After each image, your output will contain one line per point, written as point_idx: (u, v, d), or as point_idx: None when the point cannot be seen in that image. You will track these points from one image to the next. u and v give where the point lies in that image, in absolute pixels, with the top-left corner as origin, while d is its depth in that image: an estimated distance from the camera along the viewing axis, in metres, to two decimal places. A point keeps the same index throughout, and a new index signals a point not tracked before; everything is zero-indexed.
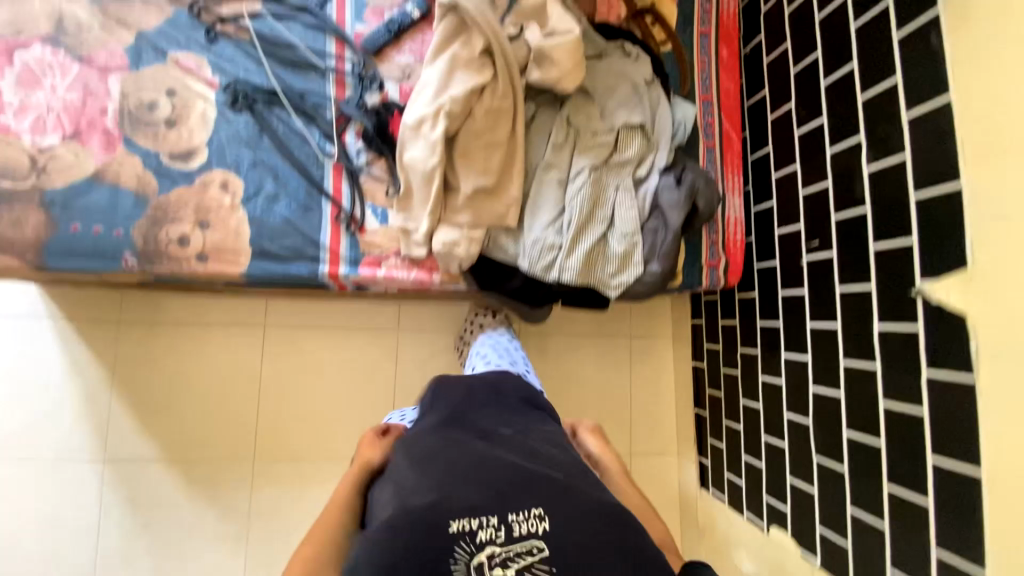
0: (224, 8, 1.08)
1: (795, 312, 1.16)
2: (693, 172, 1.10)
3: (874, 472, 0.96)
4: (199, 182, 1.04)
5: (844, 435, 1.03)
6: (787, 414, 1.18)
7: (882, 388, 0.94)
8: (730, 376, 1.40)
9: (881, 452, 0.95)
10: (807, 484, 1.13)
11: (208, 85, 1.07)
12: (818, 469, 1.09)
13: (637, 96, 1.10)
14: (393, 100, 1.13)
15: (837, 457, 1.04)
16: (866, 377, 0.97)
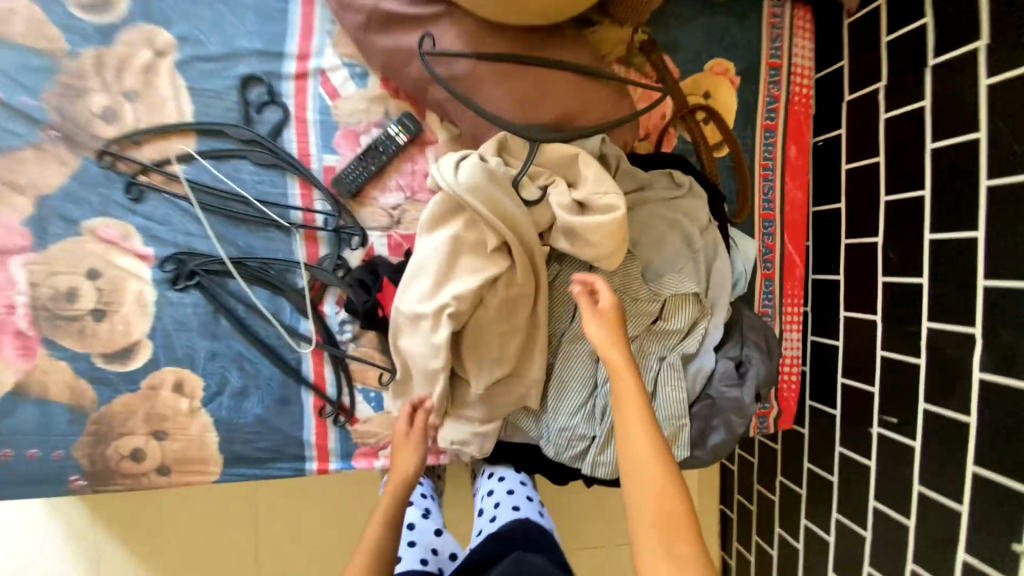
0: (146, 152, 0.83)
1: (855, 479, 1.01)
2: (751, 347, 0.90)
3: None
4: (145, 386, 0.86)
5: None
6: None
7: None
8: (765, 499, 1.26)
9: None
10: None
11: (141, 259, 0.84)
12: None
13: (689, 253, 0.89)
14: (379, 256, 0.90)
15: None
16: None
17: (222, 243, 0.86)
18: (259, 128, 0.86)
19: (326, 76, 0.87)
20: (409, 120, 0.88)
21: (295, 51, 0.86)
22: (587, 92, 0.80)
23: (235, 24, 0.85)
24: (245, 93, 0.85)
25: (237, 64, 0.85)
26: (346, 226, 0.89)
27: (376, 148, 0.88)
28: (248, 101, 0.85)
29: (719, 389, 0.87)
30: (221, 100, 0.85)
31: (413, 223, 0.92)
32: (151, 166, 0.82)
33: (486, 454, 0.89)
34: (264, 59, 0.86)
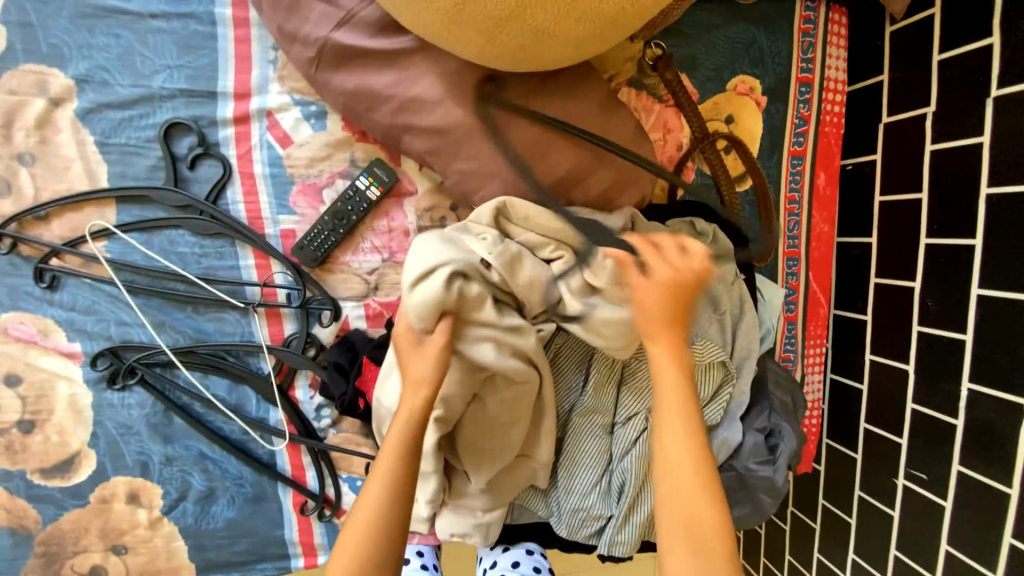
0: (56, 228, 0.68)
1: (873, 528, 0.93)
2: (780, 411, 0.81)
3: None
4: (95, 501, 0.73)
5: None
6: None
7: None
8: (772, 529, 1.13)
9: None
10: None
11: (66, 356, 0.70)
12: None
13: (713, 312, 0.78)
14: (355, 330, 0.77)
15: None
16: None
17: (163, 331, 0.71)
18: (195, 190, 0.70)
19: (274, 119, 0.71)
20: (380, 169, 0.73)
21: (230, 89, 0.69)
22: (596, 142, 0.66)
23: (150, 58, 0.67)
24: (170, 147, 0.68)
25: (158, 110, 0.68)
26: (313, 297, 0.75)
27: (344, 206, 0.73)
28: (175, 157, 0.69)
29: (748, 465, 0.78)
30: (141, 158, 0.68)
31: (394, 288, 0.78)
32: (61, 247, 0.67)
33: (490, 542, 0.80)
34: (192, 100, 0.68)
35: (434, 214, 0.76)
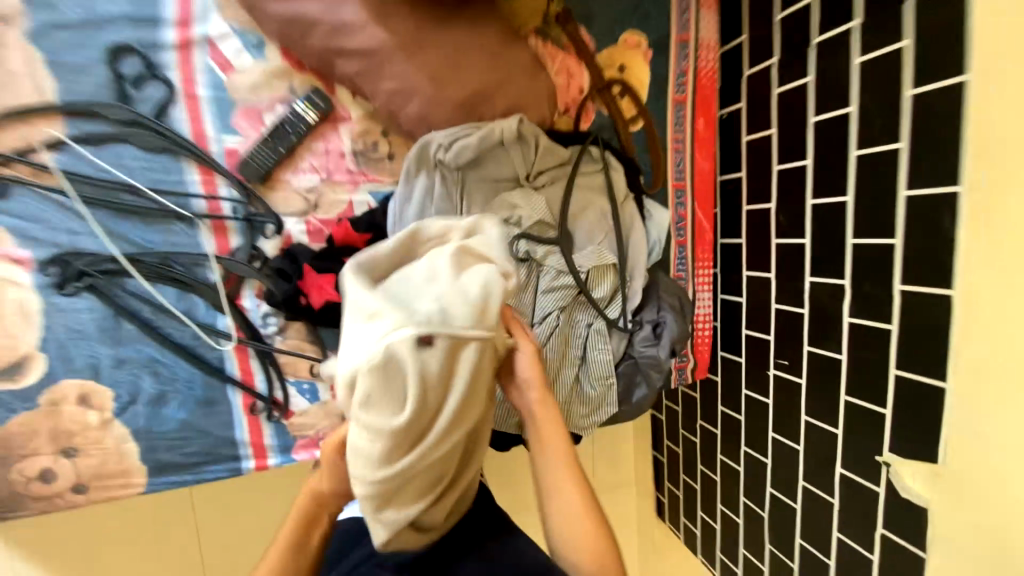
0: (4, 137, 0.72)
1: (756, 415, 1.11)
2: (671, 308, 0.98)
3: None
4: (44, 403, 0.77)
5: (797, 540, 1.05)
6: (743, 497, 1.17)
7: (837, 520, 0.97)
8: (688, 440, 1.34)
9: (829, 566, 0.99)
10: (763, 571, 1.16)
11: (14, 262, 0.74)
12: (771, 558, 1.12)
13: (608, 223, 0.94)
14: (296, 243, 0.85)
15: (788, 553, 1.08)
16: (823, 504, 0.99)
17: (111, 240, 0.77)
18: (141, 107, 0.76)
19: (216, 46, 0.79)
20: (318, 96, 0.83)
21: (174, 17, 0.77)
22: (497, 67, 0.80)
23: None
24: (116, 67, 0.75)
25: (104, 33, 0.74)
26: (259, 213, 0.83)
27: (284, 128, 0.82)
28: (121, 76, 0.75)
29: (639, 349, 0.96)
30: (87, 76, 0.74)
31: (333, 206, 0.87)
32: (11, 156, 0.72)
33: None
34: (136, 25, 0.75)
35: (367, 139, 0.87)
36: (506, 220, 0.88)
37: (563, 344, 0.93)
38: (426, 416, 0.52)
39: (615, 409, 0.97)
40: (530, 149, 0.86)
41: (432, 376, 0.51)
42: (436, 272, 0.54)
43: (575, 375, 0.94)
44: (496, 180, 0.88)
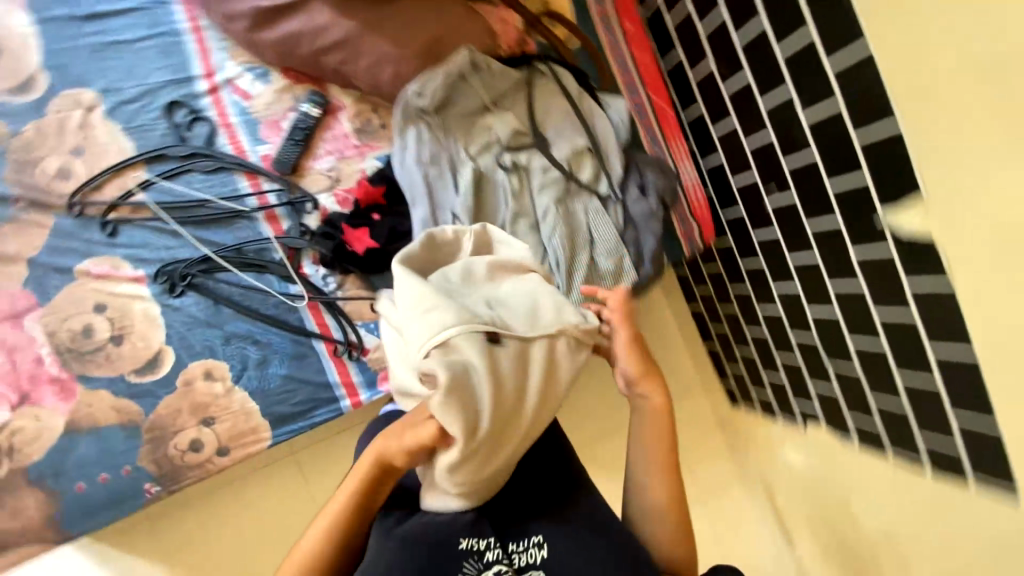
0: (108, 191, 0.98)
1: (774, 254, 1.11)
2: (653, 173, 1.12)
3: (889, 379, 0.93)
4: (181, 384, 0.98)
5: (853, 351, 0.99)
6: (795, 337, 1.15)
7: (877, 312, 0.89)
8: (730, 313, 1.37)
9: (892, 364, 0.91)
10: (870, 422, 1.02)
11: (134, 281, 0.97)
12: (840, 383, 1.06)
13: (572, 117, 1.09)
14: (332, 212, 1.05)
15: (851, 368, 1.02)
16: (859, 303, 0.93)
17: (198, 245, 1.00)
18: (194, 142, 1.01)
19: (233, 82, 1.04)
20: (315, 95, 1.05)
21: (201, 72, 1.03)
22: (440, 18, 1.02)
23: (143, 66, 1.01)
24: (170, 118, 1.01)
25: (157, 97, 1.01)
26: (297, 196, 1.04)
27: (298, 126, 1.04)
28: (175, 123, 1.01)
29: (633, 207, 1.10)
30: (153, 130, 1.01)
31: (351, 177, 1.08)
32: (117, 201, 0.97)
33: None
34: (177, 85, 1.02)
35: (362, 117, 1.08)
36: (488, 140, 1.06)
37: (569, 232, 1.06)
38: (473, 411, 0.57)
39: (634, 275, 1.09)
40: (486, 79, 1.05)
41: (484, 366, 0.57)
42: (474, 276, 0.66)
43: (588, 253, 1.06)
44: (470, 113, 1.05)
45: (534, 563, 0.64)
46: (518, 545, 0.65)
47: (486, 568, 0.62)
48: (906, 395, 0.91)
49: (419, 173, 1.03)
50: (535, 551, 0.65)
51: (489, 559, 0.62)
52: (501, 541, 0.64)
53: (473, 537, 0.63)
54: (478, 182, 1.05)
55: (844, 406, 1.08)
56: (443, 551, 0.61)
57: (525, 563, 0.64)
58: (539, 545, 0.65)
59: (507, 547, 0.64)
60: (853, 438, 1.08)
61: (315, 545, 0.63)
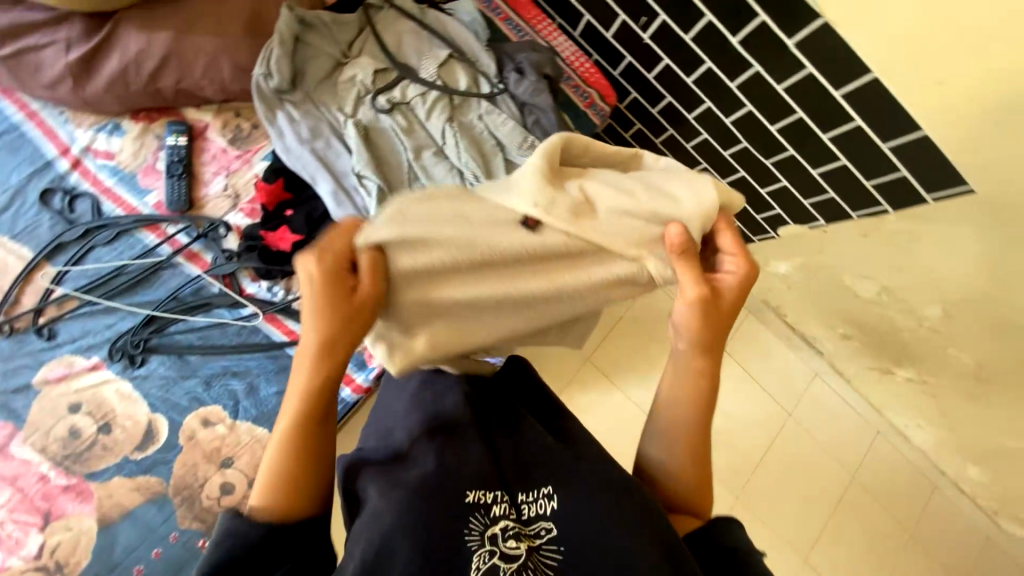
0: (26, 300, 0.98)
1: (685, 56, 1.19)
2: (523, 53, 1.11)
3: (821, 92, 1.03)
4: (185, 440, 0.97)
5: (781, 92, 1.09)
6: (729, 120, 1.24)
7: (785, 36, 1.00)
8: (668, 142, 1.43)
9: (814, 75, 1.01)
10: (831, 157, 1.14)
11: (93, 369, 0.97)
12: (783, 133, 1.16)
13: (425, 36, 1.09)
14: (245, 226, 1.04)
15: (788, 110, 1.11)
16: (777, 32, 1.00)
17: (135, 310, 0.99)
18: (83, 219, 1.00)
19: (92, 148, 1.03)
20: (175, 124, 1.04)
21: (57, 152, 1.02)
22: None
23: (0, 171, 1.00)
24: (50, 207, 1.00)
25: (27, 194, 1.00)
26: (206, 226, 1.03)
27: (172, 161, 1.03)
28: (57, 210, 1.00)
29: (521, 91, 1.08)
30: (40, 226, 1.00)
31: (247, 187, 1.06)
32: (39, 304, 0.97)
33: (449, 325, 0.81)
34: (40, 175, 1.01)
35: (230, 127, 1.07)
36: (357, 92, 1.05)
37: (474, 143, 1.05)
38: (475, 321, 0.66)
39: None
40: (329, 36, 1.05)
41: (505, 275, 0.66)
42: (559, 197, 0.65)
43: (500, 154, 1.06)
44: (328, 74, 1.05)
45: (544, 515, 0.59)
46: (527, 496, 0.61)
47: (493, 521, 0.57)
48: (839, 97, 1.02)
49: (307, 151, 1.02)
50: (546, 502, 0.60)
51: (497, 512, 0.58)
52: (508, 494, 0.61)
53: (479, 490, 0.59)
54: (367, 135, 1.04)
55: (801, 158, 1.19)
56: (448, 501, 0.57)
57: (533, 516, 0.59)
58: (548, 496, 0.60)
59: (516, 500, 0.61)
60: (826, 188, 1.21)
61: (278, 452, 0.59)
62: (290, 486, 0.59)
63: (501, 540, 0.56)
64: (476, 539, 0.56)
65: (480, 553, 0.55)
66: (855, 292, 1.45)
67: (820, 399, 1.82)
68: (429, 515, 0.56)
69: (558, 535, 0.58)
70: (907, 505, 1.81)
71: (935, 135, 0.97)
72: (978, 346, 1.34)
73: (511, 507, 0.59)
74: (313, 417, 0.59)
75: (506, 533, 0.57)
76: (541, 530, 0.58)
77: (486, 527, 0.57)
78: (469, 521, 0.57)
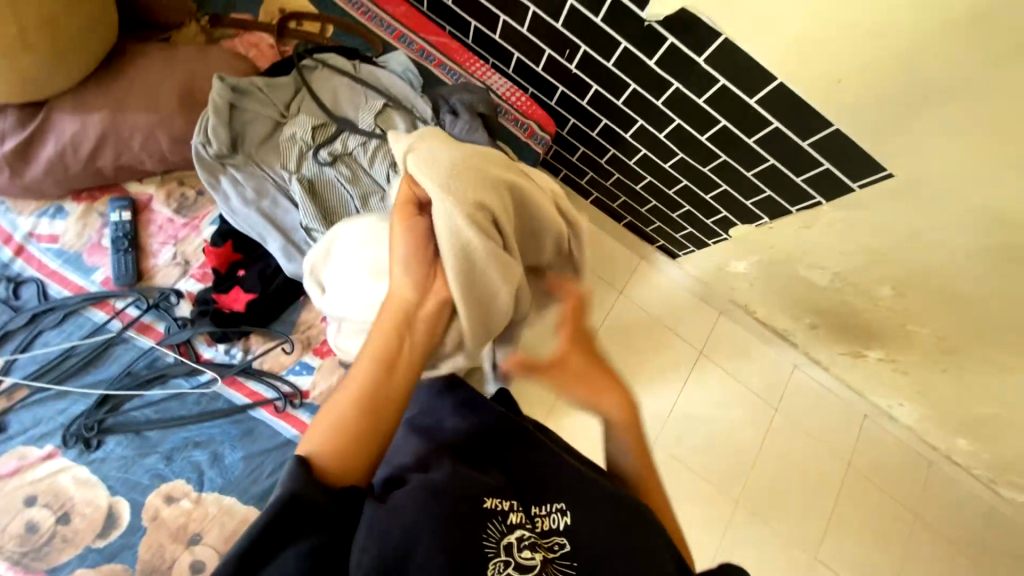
0: None
1: (610, 81, 1.25)
2: (456, 94, 1.16)
3: (737, 100, 1.09)
4: (149, 521, 0.93)
5: (702, 104, 1.15)
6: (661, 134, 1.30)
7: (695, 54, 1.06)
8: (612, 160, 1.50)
9: (727, 86, 1.08)
10: (760, 157, 1.19)
11: (47, 458, 0.94)
12: (712, 141, 1.22)
13: (360, 88, 1.13)
14: (197, 292, 1.04)
15: (711, 120, 1.17)
16: (687, 50, 1.07)
17: (88, 390, 0.97)
18: (28, 305, 0.99)
19: (35, 233, 1.02)
20: (118, 200, 1.05)
21: None
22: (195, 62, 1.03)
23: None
24: None
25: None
26: (157, 296, 1.03)
27: (117, 236, 1.03)
28: (1, 299, 0.99)
29: (459, 130, 1.11)
30: None
31: (197, 254, 1.07)
32: None
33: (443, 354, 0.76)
34: None
35: (175, 196, 1.08)
36: (299, 149, 1.07)
37: None
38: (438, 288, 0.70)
39: None
40: (264, 98, 1.07)
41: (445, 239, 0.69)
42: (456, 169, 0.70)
43: None
44: (268, 135, 1.07)
45: (557, 528, 0.63)
46: (541, 509, 0.64)
47: (510, 529, 0.60)
48: (754, 103, 1.08)
49: (253, 211, 1.04)
50: (558, 516, 0.64)
51: (513, 520, 0.61)
52: (521, 506, 0.64)
53: (497, 498, 0.62)
54: (313, 189, 1.06)
55: (734, 163, 1.24)
56: (472, 505, 0.59)
57: (547, 529, 0.63)
58: (562, 510, 0.64)
59: (529, 513, 0.64)
60: (762, 187, 1.26)
61: (352, 404, 0.56)
62: (348, 448, 0.55)
63: (517, 550, 0.58)
64: (494, 546, 0.57)
65: (495, 559, 0.57)
66: (812, 282, 1.50)
67: (802, 390, 1.84)
68: (455, 516, 0.57)
69: (569, 550, 0.61)
70: (905, 486, 1.81)
71: (845, 129, 1.04)
72: (935, 321, 1.39)
73: (527, 520, 0.62)
74: (393, 374, 0.59)
75: (522, 543, 0.59)
76: (554, 543, 0.61)
77: (502, 535, 0.59)
78: (489, 527, 0.58)
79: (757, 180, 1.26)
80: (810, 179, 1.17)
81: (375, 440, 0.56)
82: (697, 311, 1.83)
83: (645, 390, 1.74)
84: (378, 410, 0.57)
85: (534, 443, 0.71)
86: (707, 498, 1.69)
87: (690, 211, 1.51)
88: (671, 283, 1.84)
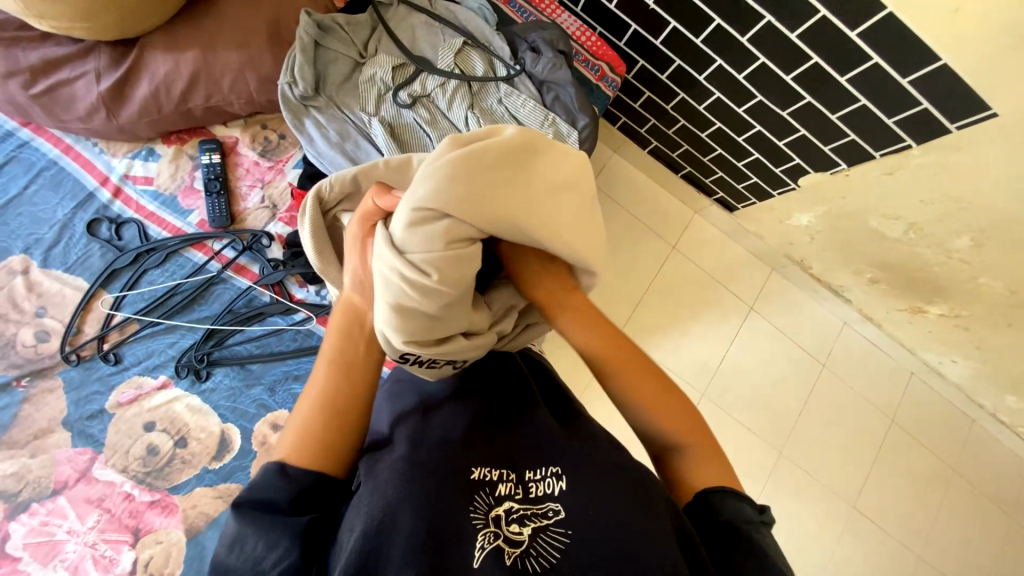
0: (87, 329, 1.01)
1: (693, 14, 1.20)
2: (535, 31, 1.12)
3: (836, 34, 1.05)
4: (258, 446, 0.99)
5: (795, 39, 1.11)
6: (743, 75, 1.25)
7: None
8: (678, 108, 1.45)
9: (828, 18, 1.04)
10: (852, 96, 1.14)
11: (162, 388, 1.00)
12: (799, 81, 1.18)
13: (436, 27, 1.11)
14: (287, 234, 1.06)
15: (803, 56, 1.13)
16: None
17: (194, 325, 1.03)
18: (131, 245, 1.05)
19: (131, 175, 1.07)
20: (207, 143, 1.07)
21: (97, 183, 1.06)
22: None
23: (45, 207, 1.04)
24: (98, 237, 1.04)
25: (74, 226, 1.04)
26: (250, 238, 1.06)
27: (209, 179, 1.05)
28: (106, 239, 1.04)
29: (536, 69, 1.10)
30: (91, 257, 1.03)
31: (283, 198, 1.08)
32: (102, 330, 1.01)
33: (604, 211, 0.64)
34: (84, 207, 1.05)
35: (260, 140, 1.10)
36: (378, 91, 1.06)
37: None
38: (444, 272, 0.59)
39: (574, 130, 1.08)
40: (345, 38, 1.07)
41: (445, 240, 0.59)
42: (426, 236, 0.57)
43: None
44: (348, 74, 1.07)
45: (552, 493, 0.63)
46: (534, 475, 0.65)
47: (498, 501, 0.62)
48: (855, 38, 1.04)
49: (337, 152, 1.02)
50: (553, 481, 0.64)
51: (502, 492, 0.63)
52: (514, 473, 0.65)
53: (485, 468, 0.64)
54: (392, 132, 1.04)
55: (818, 104, 1.20)
56: (458, 478, 0.62)
57: (541, 495, 0.63)
58: (557, 475, 0.64)
59: (523, 479, 0.65)
60: (847, 131, 1.21)
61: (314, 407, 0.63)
62: (315, 439, 0.62)
63: (505, 523, 0.60)
64: (481, 515, 0.60)
65: (484, 531, 0.59)
66: (881, 233, 1.41)
67: (851, 347, 1.76)
68: (432, 489, 0.60)
69: (564, 517, 0.61)
70: (945, 442, 1.76)
71: (955, 64, 0.97)
72: (1010, 273, 1.29)
73: (517, 487, 0.64)
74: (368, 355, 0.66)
75: (510, 514, 0.61)
76: (548, 510, 0.62)
77: (491, 507, 0.61)
78: (475, 499, 0.61)
79: (844, 125, 1.21)
80: (905, 121, 1.12)
81: (355, 411, 0.64)
82: (748, 265, 1.74)
83: (693, 340, 1.67)
84: (336, 404, 0.63)
85: (529, 411, 0.71)
86: (751, 449, 1.64)
87: (758, 159, 1.45)
88: (722, 237, 1.75)
